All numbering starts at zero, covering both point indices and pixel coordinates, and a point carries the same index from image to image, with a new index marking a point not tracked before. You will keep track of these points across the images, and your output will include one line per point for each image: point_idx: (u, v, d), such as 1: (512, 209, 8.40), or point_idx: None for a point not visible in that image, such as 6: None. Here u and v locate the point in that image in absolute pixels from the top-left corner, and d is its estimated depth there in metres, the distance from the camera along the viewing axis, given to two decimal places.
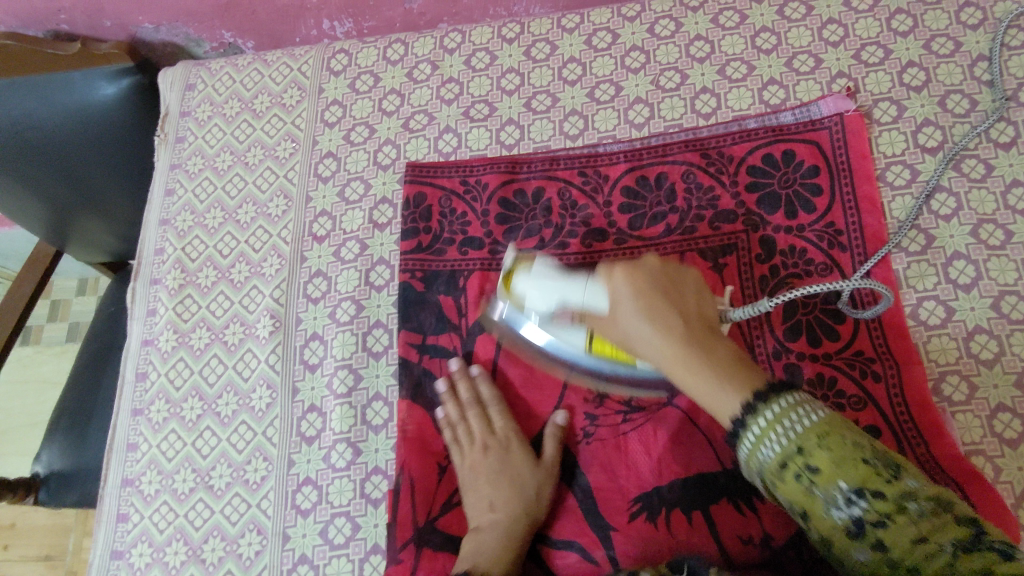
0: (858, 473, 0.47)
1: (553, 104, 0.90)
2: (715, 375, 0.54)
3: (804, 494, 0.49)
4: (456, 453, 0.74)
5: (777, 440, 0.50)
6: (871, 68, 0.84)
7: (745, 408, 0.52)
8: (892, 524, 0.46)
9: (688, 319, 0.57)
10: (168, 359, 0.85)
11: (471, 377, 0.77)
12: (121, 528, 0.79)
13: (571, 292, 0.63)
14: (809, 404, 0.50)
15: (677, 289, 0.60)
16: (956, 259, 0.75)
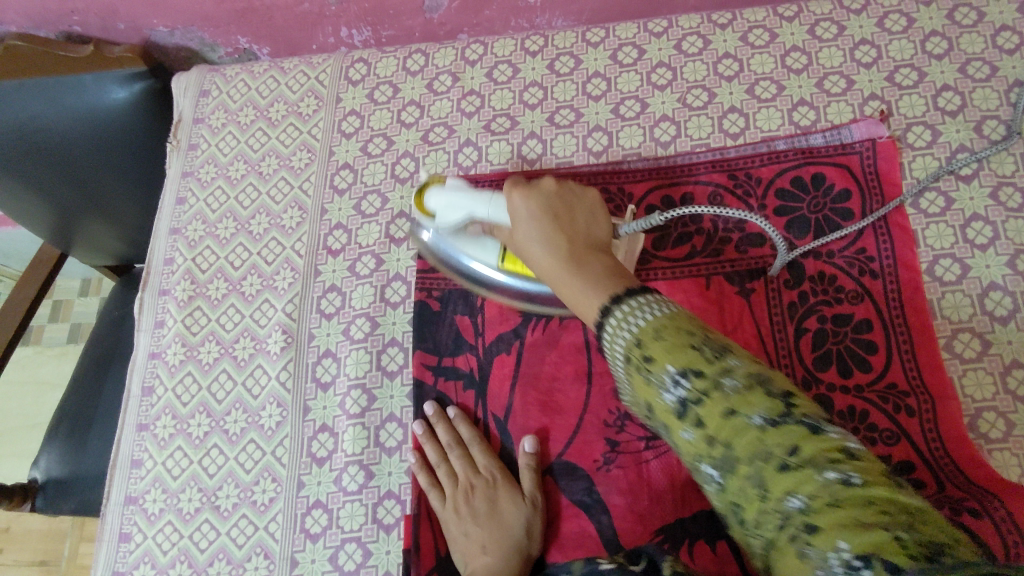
0: (689, 355, 0.43)
1: (576, 119, 0.88)
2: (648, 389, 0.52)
3: (643, 384, 0.46)
4: (439, 497, 0.71)
5: (626, 331, 0.47)
6: (905, 91, 0.82)
7: (604, 309, 0.50)
8: (708, 403, 0.42)
9: (574, 242, 0.59)
10: (176, 373, 0.83)
11: (448, 418, 0.75)
12: (123, 549, 0.76)
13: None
14: (661, 300, 0.48)
15: (571, 215, 0.61)
16: (993, 290, 0.73)
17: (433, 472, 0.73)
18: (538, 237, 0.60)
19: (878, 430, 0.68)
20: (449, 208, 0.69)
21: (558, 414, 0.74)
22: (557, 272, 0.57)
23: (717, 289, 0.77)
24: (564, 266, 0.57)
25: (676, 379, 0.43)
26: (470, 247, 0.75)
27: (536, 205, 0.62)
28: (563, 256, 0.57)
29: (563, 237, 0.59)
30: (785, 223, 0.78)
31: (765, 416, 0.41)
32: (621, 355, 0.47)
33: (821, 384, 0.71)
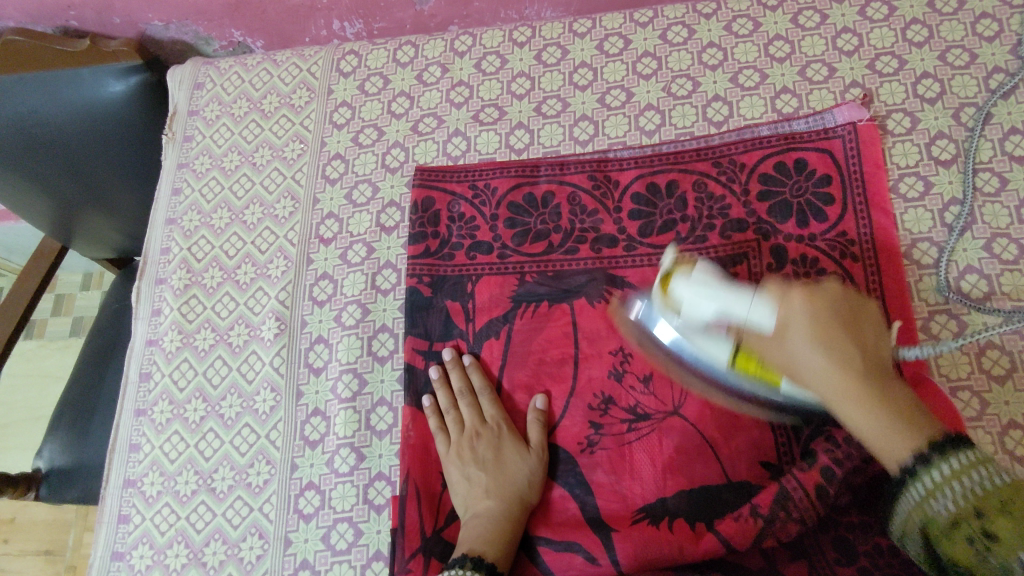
0: (998, 499, 0.47)
1: (563, 109, 0.89)
2: (888, 420, 0.54)
3: (970, 517, 0.48)
4: (445, 441, 0.74)
5: (952, 494, 0.49)
6: (886, 78, 0.83)
7: (916, 459, 0.52)
8: (1016, 513, 0.46)
9: (866, 354, 0.57)
10: (172, 360, 0.85)
11: (464, 366, 0.77)
12: (122, 530, 0.79)
13: (733, 307, 0.61)
14: (978, 462, 0.49)
15: (858, 326, 0.59)
16: (969, 273, 0.74)
17: (441, 416, 0.76)
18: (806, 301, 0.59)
19: None
20: (700, 297, 0.64)
21: (548, 397, 0.76)
22: (849, 391, 0.56)
23: None
24: (862, 384, 0.55)
25: (999, 551, 0.45)
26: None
27: (822, 313, 0.58)
28: (859, 370, 0.56)
29: (851, 342, 0.57)
30: (768, 208, 0.79)
31: None
32: (944, 505, 0.49)
33: None
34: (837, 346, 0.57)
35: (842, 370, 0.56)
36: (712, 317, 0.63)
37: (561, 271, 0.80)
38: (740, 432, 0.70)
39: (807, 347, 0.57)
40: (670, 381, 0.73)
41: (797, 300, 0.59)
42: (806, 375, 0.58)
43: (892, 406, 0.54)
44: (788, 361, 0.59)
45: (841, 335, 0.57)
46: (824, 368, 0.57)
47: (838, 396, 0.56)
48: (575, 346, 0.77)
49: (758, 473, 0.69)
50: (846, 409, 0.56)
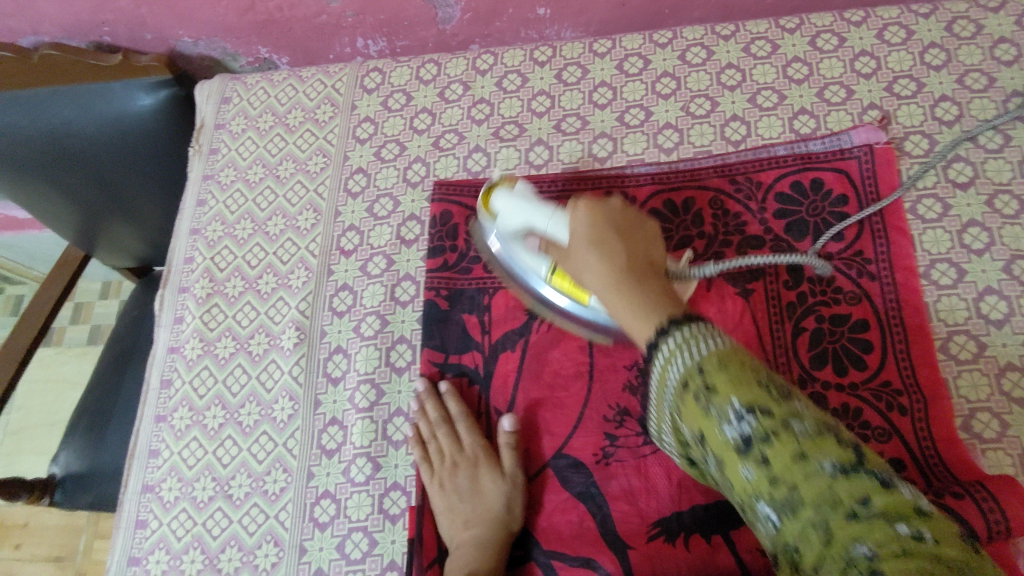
0: (754, 392, 0.46)
1: (582, 127, 0.91)
2: (637, 308, 0.57)
3: (702, 416, 0.48)
4: (427, 471, 0.74)
5: (683, 359, 0.50)
6: (904, 100, 0.84)
7: (659, 331, 0.53)
8: (775, 441, 0.44)
9: (634, 260, 0.61)
10: (193, 367, 0.86)
11: (441, 396, 0.78)
12: (139, 535, 0.79)
13: (537, 218, 0.68)
14: (712, 331, 0.50)
15: (631, 236, 0.64)
16: (988, 294, 0.74)
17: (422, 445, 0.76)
18: (597, 253, 0.62)
19: (871, 428, 0.70)
20: (512, 212, 0.70)
21: (558, 408, 0.76)
22: (615, 306, 0.59)
23: (718, 290, 0.79)
24: (621, 278, 0.59)
25: (740, 415, 0.45)
26: (526, 255, 0.74)
27: (599, 222, 0.64)
28: (621, 269, 0.60)
29: (620, 255, 0.61)
30: (784, 226, 0.80)
31: (836, 464, 0.43)
32: (677, 377, 0.50)
33: (817, 382, 0.73)
34: (607, 249, 0.62)
35: (608, 267, 0.61)
36: (519, 227, 0.70)
37: None
38: None
39: (587, 252, 0.63)
40: None
41: (580, 209, 0.65)
42: (588, 280, 0.63)
43: (642, 292, 0.58)
44: (574, 255, 0.65)
45: (633, 287, 0.58)
46: (596, 272, 0.62)
47: (606, 286, 0.61)
48: (591, 359, 0.77)
49: None
50: (612, 308, 0.60)
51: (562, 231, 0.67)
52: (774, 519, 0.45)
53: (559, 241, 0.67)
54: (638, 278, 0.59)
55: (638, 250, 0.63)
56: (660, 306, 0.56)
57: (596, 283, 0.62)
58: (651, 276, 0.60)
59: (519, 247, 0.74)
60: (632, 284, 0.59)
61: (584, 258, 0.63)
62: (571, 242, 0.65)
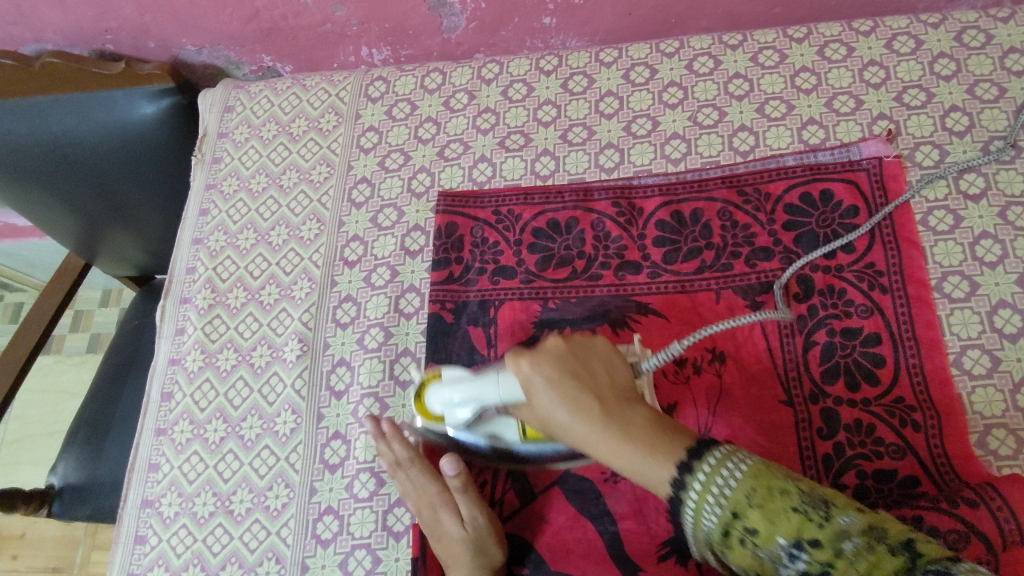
0: (789, 522, 0.46)
1: (589, 136, 0.90)
2: (643, 449, 0.53)
3: (752, 559, 0.47)
4: (399, 515, 0.72)
5: (714, 506, 0.48)
6: (913, 111, 0.83)
7: (676, 481, 0.51)
8: (834, 569, 0.44)
9: (603, 398, 0.57)
10: (194, 380, 0.85)
11: (388, 435, 0.72)
12: (139, 551, 0.78)
13: (485, 394, 0.63)
14: (734, 453, 0.50)
15: (588, 368, 0.59)
16: (1002, 308, 0.73)
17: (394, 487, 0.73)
18: (565, 406, 0.56)
19: (885, 444, 0.69)
20: (449, 403, 0.66)
21: None
22: (601, 446, 0.55)
23: (727, 303, 0.78)
24: (608, 427, 0.55)
25: (791, 552, 0.46)
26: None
27: (551, 371, 0.57)
28: (599, 415, 0.55)
29: (590, 397, 0.56)
30: (794, 238, 0.79)
31: (856, 542, 0.44)
32: (712, 523, 0.49)
33: (829, 398, 0.72)
34: (575, 395, 0.56)
35: (589, 425, 0.55)
36: (469, 411, 0.66)
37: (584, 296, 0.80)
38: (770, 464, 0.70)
39: (551, 402, 0.57)
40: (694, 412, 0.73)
41: (523, 362, 0.59)
42: (561, 430, 0.58)
43: (631, 434, 0.54)
44: (544, 416, 0.59)
45: (622, 445, 0.54)
46: (572, 424, 0.56)
47: (598, 444, 0.55)
48: None
49: None
50: (609, 457, 0.55)
51: (513, 393, 0.61)
52: (756, 570, 0.48)
53: (516, 401, 0.62)
54: (620, 412, 0.56)
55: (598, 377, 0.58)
56: (664, 455, 0.52)
57: (580, 442, 0.57)
58: (633, 405, 0.57)
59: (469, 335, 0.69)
60: (618, 437, 0.54)
61: (550, 411, 0.57)
62: (531, 399, 0.59)
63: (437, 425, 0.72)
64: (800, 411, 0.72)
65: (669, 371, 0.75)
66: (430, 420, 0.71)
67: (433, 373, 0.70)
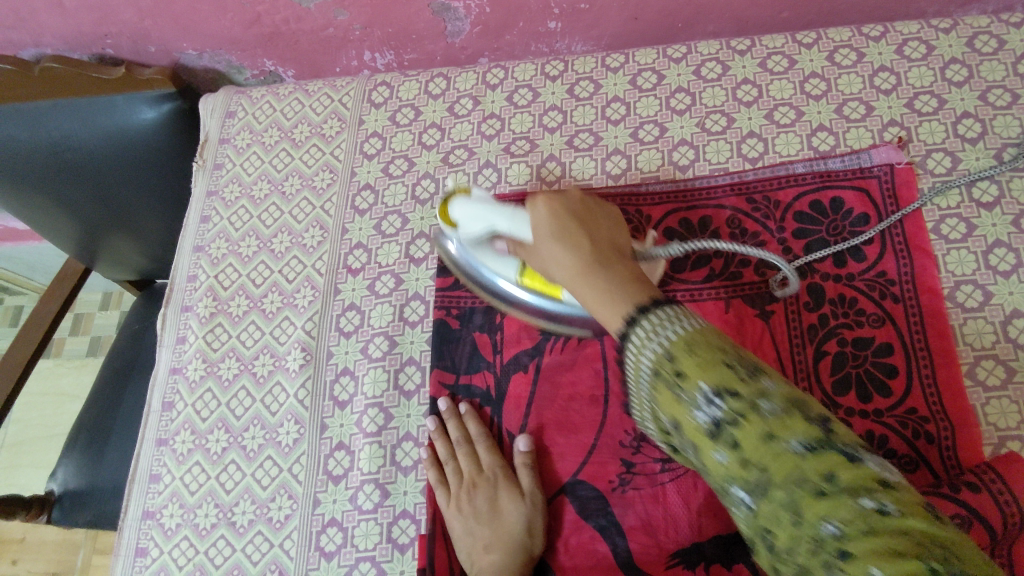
0: (721, 373, 0.43)
1: (595, 143, 0.89)
2: (614, 283, 0.55)
3: (671, 402, 0.45)
4: (444, 494, 0.72)
5: (652, 345, 0.47)
6: (925, 117, 0.82)
7: (628, 323, 0.50)
8: (744, 423, 0.41)
9: (598, 244, 0.60)
10: (196, 389, 0.84)
11: (459, 416, 0.76)
12: (139, 563, 0.77)
13: (499, 219, 0.70)
14: (682, 314, 0.48)
15: (593, 221, 0.64)
16: (1016, 318, 0.72)
17: (440, 468, 0.74)
18: (562, 248, 0.61)
19: (897, 456, 0.68)
20: (471, 217, 0.72)
21: (574, 428, 0.74)
22: (577, 275, 0.58)
23: (736, 312, 0.77)
24: (590, 260, 0.58)
25: (709, 398, 0.43)
26: (493, 260, 0.76)
27: (559, 212, 0.64)
28: (587, 252, 0.59)
29: (585, 238, 0.61)
30: (804, 246, 0.78)
31: (803, 442, 0.40)
32: (647, 368, 0.47)
33: (840, 409, 0.71)
34: (570, 238, 0.61)
35: (573, 255, 0.59)
36: (482, 232, 0.72)
37: None
38: None
39: (551, 242, 0.62)
40: None
41: (539, 202, 0.65)
42: (555, 274, 0.62)
43: (609, 279, 0.56)
44: (542, 253, 0.64)
45: (596, 273, 0.57)
46: (563, 262, 0.60)
47: (575, 278, 0.58)
48: (605, 383, 0.75)
49: None
50: (577, 289, 0.58)
51: (524, 226, 0.68)
52: (749, 501, 0.42)
53: (523, 239, 0.68)
54: (608, 254, 0.59)
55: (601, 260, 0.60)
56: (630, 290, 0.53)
57: (563, 275, 0.60)
58: (616, 257, 0.59)
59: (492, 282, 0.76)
60: (592, 267, 0.57)
61: (549, 253, 0.62)
62: (535, 237, 0.65)
63: (456, 236, 0.78)
64: None
65: None
66: (447, 228, 0.78)
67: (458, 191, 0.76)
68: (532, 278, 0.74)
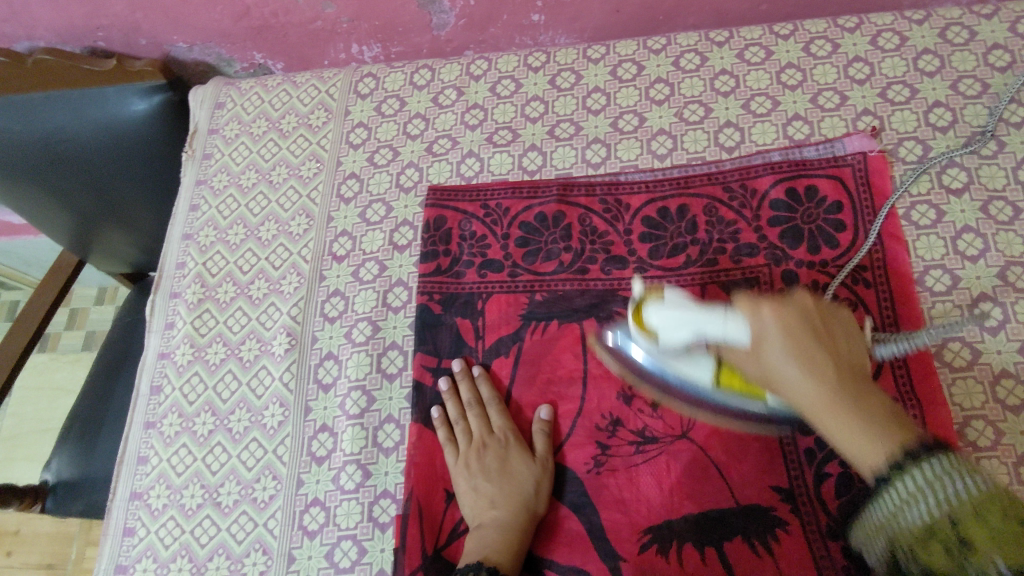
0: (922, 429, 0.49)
1: (576, 132, 0.91)
2: (865, 426, 0.50)
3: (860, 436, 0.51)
4: (453, 453, 0.75)
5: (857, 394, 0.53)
6: (897, 107, 0.84)
7: (891, 465, 0.48)
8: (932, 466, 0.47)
9: (838, 360, 0.53)
10: (183, 373, 0.85)
11: (472, 377, 0.78)
12: (127, 543, 0.78)
13: (707, 324, 0.57)
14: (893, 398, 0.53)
15: (826, 330, 0.55)
16: (983, 301, 0.73)
17: (450, 428, 0.77)
18: (797, 367, 0.52)
19: None
20: (672, 325, 0.60)
21: (553, 409, 0.76)
22: (823, 406, 0.52)
23: (712, 298, 0.78)
24: (838, 395, 0.51)
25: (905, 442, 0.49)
26: (681, 363, 0.65)
27: (790, 322, 0.54)
28: (833, 380, 0.52)
29: (827, 360, 0.53)
30: (778, 233, 0.80)
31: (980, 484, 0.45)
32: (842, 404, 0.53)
33: None
34: (814, 357, 0.53)
35: (816, 384, 0.52)
36: (685, 340, 0.60)
37: (570, 290, 0.81)
38: (753, 456, 0.70)
39: (784, 359, 0.53)
40: (679, 404, 0.73)
41: (764, 311, 0.55)
42: (783, 389, 0.54)
43: (868, 421, 0.50)
44: (770, 370, 0.54)
45: (850, 414, 0.51)
46: (800, 384, 0.52)
47: (819, 410, 0.52)
48: (584, 365, 0.77)
49: (768, 498, 0.68)
50: (828, 425, 0.52)
51: (743, 335, 0.55)
52: (917, 531, 0.47)
53: (738, 345, 0.56)
54: (855, 391, 0.52)
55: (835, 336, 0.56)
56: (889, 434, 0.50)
57: (799, 402, 0.53)
58: (864, 384, 0.53)
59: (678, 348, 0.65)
60: (853, 412, 0.51)
61: (775, 371, 0.54)
62: (759, 355, 0.55)
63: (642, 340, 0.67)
64: None
65: None
66: (634, 328, 0.67)
67: (653, 291, 0.64)
68: (729, 381, 0.64)
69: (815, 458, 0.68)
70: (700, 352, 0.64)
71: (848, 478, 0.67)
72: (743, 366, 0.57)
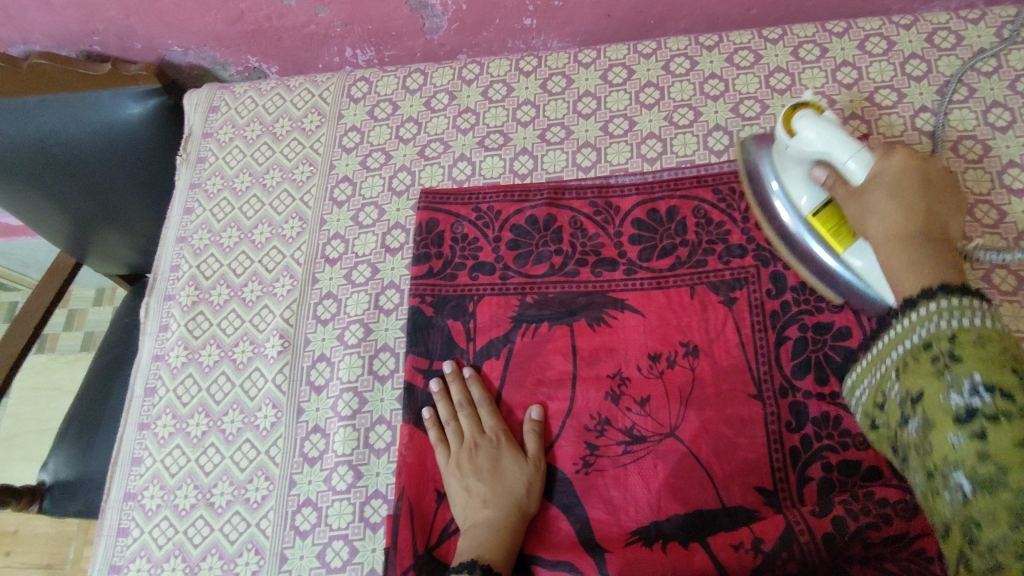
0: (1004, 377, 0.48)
1: (566, 136, 0.91)
2: (925, 258, 0.61)
3: (933, 375, 0.53)
4: (444, 453, 0.76)
5: (930, 327, 0.55)
6: (884, 111, 0.85)
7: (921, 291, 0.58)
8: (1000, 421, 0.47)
9: (927, 221, 0.64)
10: (177, 375, 0.86)
11: (463, 378, 0.78)
12: (121, 543, 0.79)
13: (838, 151, 0.67)
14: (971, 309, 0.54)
15: (933, 204, 0.65)
16: None
17: (441, 428, 0.77)
18: (891, 208, 0.64)
19: (851, 435, 0.70)
20: (816, 136, 0.68)
21: (544, 409, 0.77)
22: (898, 236, 0.63)
23: (701, 300, 0.79)
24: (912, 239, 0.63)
25: (975, 388, 0.49)
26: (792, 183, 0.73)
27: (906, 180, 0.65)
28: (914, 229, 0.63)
29: (919, 216, 0.64)
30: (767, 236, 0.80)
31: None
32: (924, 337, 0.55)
33: (798, 392, 0.73)
34: (908, 207, 0.64)
35: (899, 222, 0.64)
36: (816, 154, 0.69)
37: (561, 293, 0.81)
38: (739, 457, 0.71)
39: (885, 201, 0.65)
40: (666, 405, 0.74)
41: (892, 160, 0.66)
42: (873, 225, 0.66)
43: (919, 258, 0.61)
44: (868, 209, 0.66)
45: (913, 251, 0.62)
46: (887, 221, 0.64)
47: (888, 245, 0.64)
48: (573, 367, 0.78)
49: (753, 499, 0.69)
50: (889, 255, 0.64)
51: (861, 175, 0.66)
52: (965, 486, 0.48)
53: (853, 179, 0.67)
54: (926, 244, 0.62)
55: (938, 215, 0.65)
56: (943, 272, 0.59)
57: (882, 234, 0.65)
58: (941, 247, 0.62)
59: (795, 174, 0.73)
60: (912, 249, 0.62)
61: (873, 206, 0.66)
62: (869, 184, 0.66)
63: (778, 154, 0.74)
64: (769, 405, 0.72)
65: (642, 365, 0.76)
66: (777, 134, 0.73)
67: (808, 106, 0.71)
68: (824, 221, 0.72)
69: (799, 458, 0.70)
70: (814, 194, 0.72)
71: (831, 481, 0.69)
72: (846, 203, 0.68)
